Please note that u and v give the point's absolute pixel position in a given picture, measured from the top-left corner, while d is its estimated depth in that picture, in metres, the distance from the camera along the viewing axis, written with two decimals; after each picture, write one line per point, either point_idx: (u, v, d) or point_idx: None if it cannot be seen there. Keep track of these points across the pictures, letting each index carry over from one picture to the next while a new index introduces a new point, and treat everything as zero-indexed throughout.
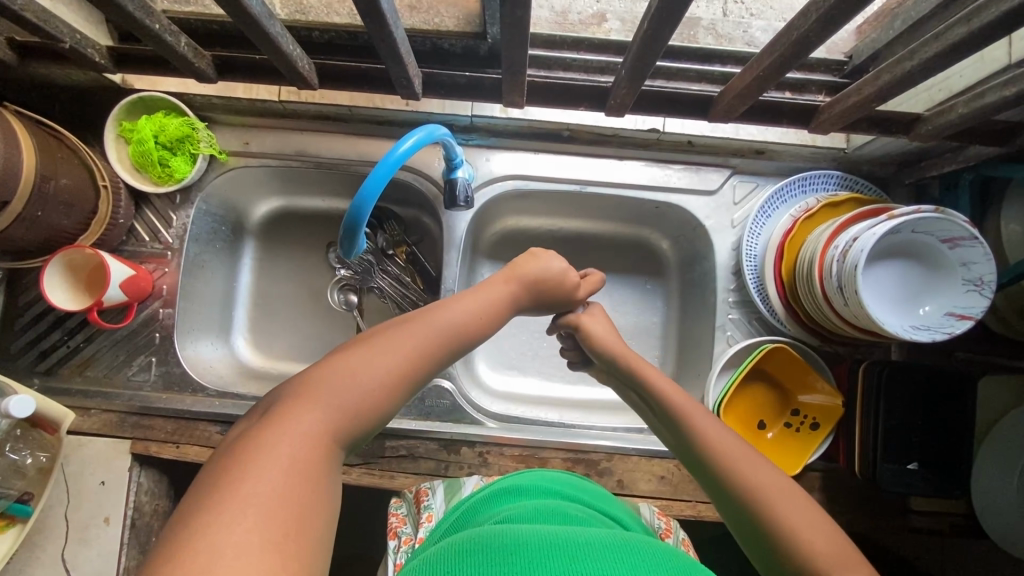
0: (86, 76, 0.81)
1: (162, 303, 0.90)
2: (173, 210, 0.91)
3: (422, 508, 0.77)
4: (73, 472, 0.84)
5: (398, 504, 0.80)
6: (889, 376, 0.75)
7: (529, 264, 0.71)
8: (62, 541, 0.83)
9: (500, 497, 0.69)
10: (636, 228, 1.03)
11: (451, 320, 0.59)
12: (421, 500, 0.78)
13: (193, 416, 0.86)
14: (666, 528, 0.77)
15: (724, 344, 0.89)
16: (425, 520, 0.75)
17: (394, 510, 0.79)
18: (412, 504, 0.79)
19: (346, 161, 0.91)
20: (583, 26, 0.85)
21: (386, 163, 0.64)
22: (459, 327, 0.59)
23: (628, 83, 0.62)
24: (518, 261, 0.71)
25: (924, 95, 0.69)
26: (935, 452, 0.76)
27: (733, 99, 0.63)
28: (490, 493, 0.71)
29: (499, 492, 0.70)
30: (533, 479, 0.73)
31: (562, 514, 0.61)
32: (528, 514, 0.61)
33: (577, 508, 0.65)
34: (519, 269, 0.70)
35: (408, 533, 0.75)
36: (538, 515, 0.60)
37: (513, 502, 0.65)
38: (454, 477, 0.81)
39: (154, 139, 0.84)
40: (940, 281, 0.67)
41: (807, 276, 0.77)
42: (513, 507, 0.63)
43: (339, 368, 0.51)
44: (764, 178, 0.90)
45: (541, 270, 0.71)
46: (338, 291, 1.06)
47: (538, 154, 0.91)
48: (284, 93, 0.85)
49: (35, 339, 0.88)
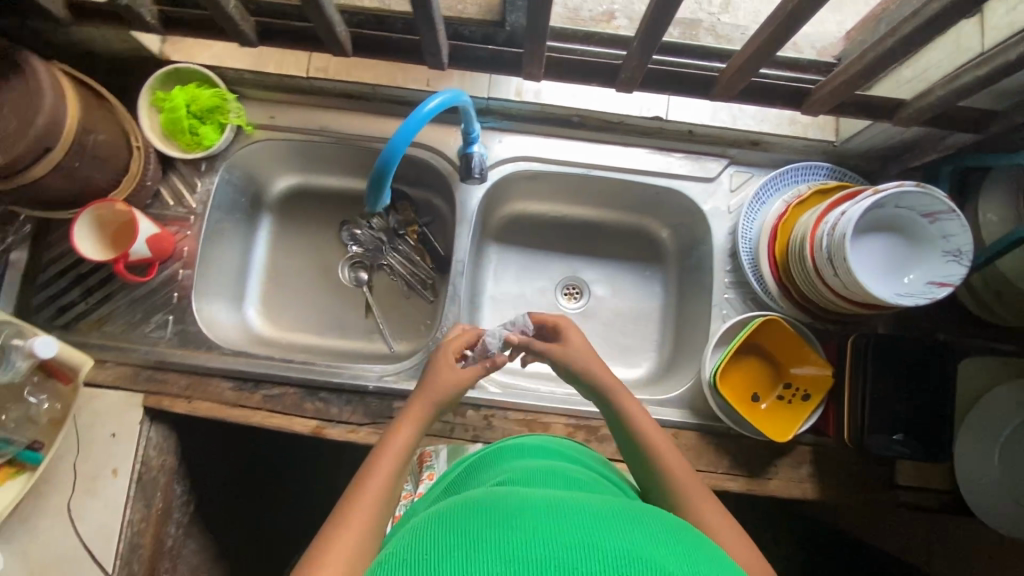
0: (127, 44, 0.86)
1: (182, 264, 0.92)
2: (198, 176, 0.94)
3: (423, 467, 0.82)
4: (84, 424, 0.86)
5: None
6: (875, 349, 0.80)
7: (438, 372, 0.70)
8: (72, 489, 0.85)
9: (494, 459, 0.71)
10: (638, 217, 1.08)
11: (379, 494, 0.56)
12: (424, 460, 0.83)
13: (206, 371, 0.88)
14: None
15: (720, 322, 0.94)
16: (425, 478, 0.81)
17: None
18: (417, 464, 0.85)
19: (365, 137, 0.96)
20: (593, 22, 0.92)
21: (414, 118, 0.67)
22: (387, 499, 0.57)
23: (640, 55, 0.67)
24: (432, 379, 0.70)
25: (907, 86, 0.76)
26: (923, 425, 0.80)
27: (733, 76, 0.69)
28: (481, 456, 0.73)
29: (489, 455, 0.73)
30: (527, 441, 0.76)
31: (557, 474, 0.64)
32: (527, 475, 0.62)
33: (569, 468, 0.67)
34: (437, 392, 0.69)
35: (409, 491, 0.84)
36: (535, 474, 0.63)
37: (510, 464, 0.67)
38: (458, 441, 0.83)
39: (186, 108, 0.89)
40: (922, 254, 0.73)
41: (799, 254, 0.82)
42: (512, 470, 0.64)
43: None
44: (759, 169, 0.96)
45: (457, 375, 0.71)
46: (349, 267, 1.10)
47: (548, 138, 0.96)
48: (312, 69, 0.91)
49: (56, 294, 0.91)
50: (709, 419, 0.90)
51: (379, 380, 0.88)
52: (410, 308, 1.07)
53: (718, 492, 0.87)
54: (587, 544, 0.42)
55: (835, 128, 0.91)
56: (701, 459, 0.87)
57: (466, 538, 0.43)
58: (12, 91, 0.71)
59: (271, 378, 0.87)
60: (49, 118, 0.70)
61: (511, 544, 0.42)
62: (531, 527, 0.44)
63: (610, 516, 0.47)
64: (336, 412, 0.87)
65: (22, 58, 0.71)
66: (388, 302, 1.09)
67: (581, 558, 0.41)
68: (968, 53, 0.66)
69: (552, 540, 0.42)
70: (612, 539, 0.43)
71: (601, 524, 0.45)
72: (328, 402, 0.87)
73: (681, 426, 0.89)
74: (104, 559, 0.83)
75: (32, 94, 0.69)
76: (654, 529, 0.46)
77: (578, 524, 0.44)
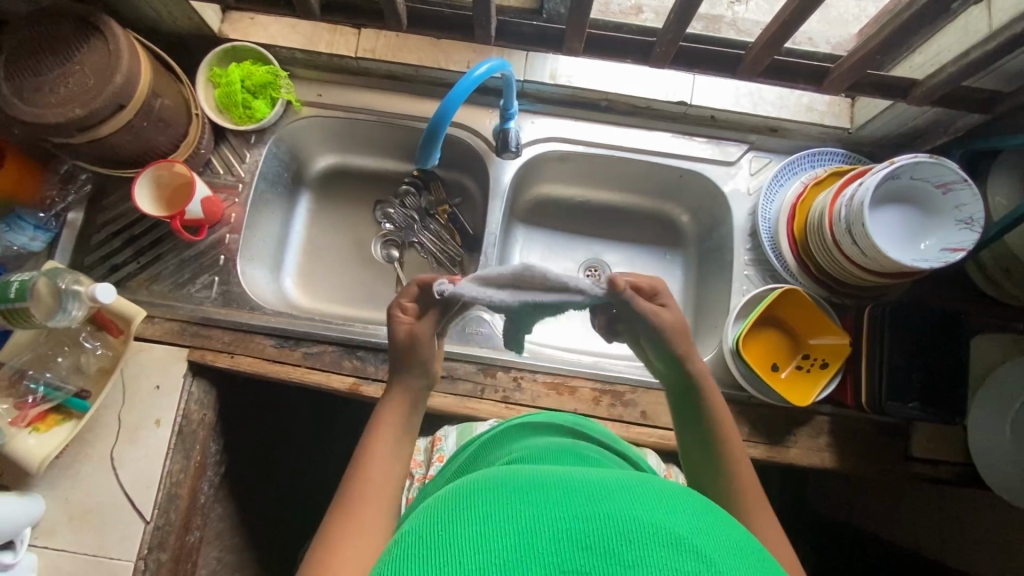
0: (190, 20, 0.93)
1: (230, 229, 0.97)
2: (248, 148, 1.00)
3: (434, 450, 0.86)
4: (130, 376, 0.89)
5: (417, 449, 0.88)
6: (890, 318, 0.84)
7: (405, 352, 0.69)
8: (115, 438, 0.88)
9: (505, 442, 0.71)
10: (660, 202, 1.12)
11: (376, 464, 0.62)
12: (434, 444, 0.87)
13: (249, 329, 0.92)
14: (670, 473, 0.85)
15: (740, 297, 0.97)
16: (436, 460, 0.84)
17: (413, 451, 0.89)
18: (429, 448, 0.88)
19: (406, 117, 1.02)
20: (622, 15, 0.99)
21: (467, 80, 0.71)
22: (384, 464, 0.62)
23: (675, 31, 0.72)
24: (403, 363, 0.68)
25: (918, 71, 0.81)
26: (935, 391, 0.84)
27: (759, 52, 0.74)
28: (491, 437, 0.74)
29: (496, 438, 0.73)
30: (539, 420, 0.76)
31: (568, 456, 0.62)
32: (540, 455, 0.62)
33: (580, 449, 0.66)
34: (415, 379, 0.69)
35: (421, 471, 0.85)
36: (547, 456, 0.62)
37: (522, 445, 0.67)
38: (466, 423, 0.86)
39: (241, 82, 0.95)
40: (935, 223, 0.77)
41: (817, 227, 0.86)
42: (526, 450, 0.64)
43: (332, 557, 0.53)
44: (777, 155, 1.01)
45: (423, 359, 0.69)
46: (381, 244, 1.14)
47: (577, 122, 1.02)
48: (361, 50, 0.97)
49: (107, 254, 0.95)
50: (731, 388, 0.93)
51: None
52: None
53: None
54: (594, 512, 0.39)
55: (850, 116, 0.97)
56: None
57: (471, 509, 0.42)
58: (91, 51, 0.76)
59: (311, 336, 0.91)
60: (125, 77, 0.76)
61: (516, 516, 0.40)
62: (539, 497, 0.42)
63: (622, 482, 0.44)
64: (373, 370, 0.90)
65: (100, 21, 0.77)
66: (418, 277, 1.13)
67: (590, 524, 0.38)
68: (977, 36, 0.72)
69: (558, 510, 0.40)
70: (622, 504, 0.40)
71: (612, 490, 0.42)
72: (365, 360, 0.91)
73: None
74: (143, 506, 0.86)
75: (112, 53, 0.75)
76: (667, 492, 0.43)
77: (589, 491, 0.42)
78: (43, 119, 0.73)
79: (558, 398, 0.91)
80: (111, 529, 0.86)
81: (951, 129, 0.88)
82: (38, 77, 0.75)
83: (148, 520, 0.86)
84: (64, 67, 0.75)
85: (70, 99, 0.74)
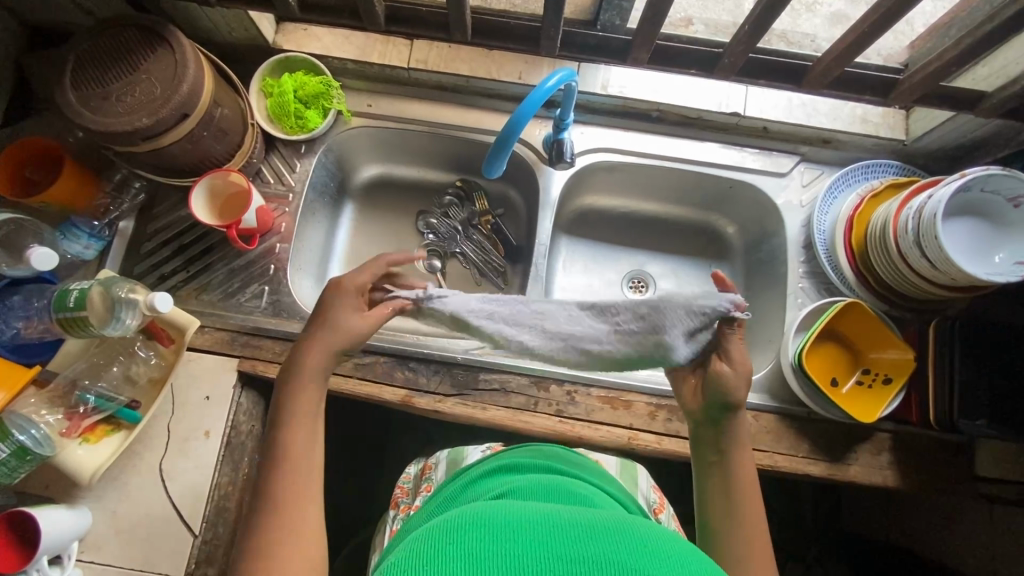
0: (246, 32, 0.94)
1: (280, 239, 0.97)
2: (298, 158, 1.00)
3: (423, 479, 0.84)
4: (180, 386, 0.88)
5: (406, 476, 0.89)
6: (959, 331, 0.82)
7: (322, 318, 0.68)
8: (164, 451, 0.86)
9: (496, 476, 0.67)
10: (706, 213, 1.11)
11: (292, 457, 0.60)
12: (425, 473, 0.85)
13: (300, 339, 0.91)
14: (659, 503, 0.82)
15: (795, 311, 0.95)
16: (424, 489, 0.82)
17: (402, 482, 0.88)
18: (418, 476, 0.87)
19: (456, 127, 1.02)
20: (672, 27, 1.00)
21: (539, 91, 0.70)
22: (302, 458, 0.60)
23: (747, 41, 0.71)
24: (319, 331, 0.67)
25: (983, 84, 0.81)
26: (1007, 411, 0.81)
27: (829, 64, 0.74)
28: (485, 471, 0.69)
29: (483, 474, 0.69)
30: (524, 456, 0.71)
31: (560, 487, 0.61)
32: (536, 490, 0.60)
33: (568, 481, 0.64)
34: (327, 341, 0.66)
35: (406, 502, 0.84)
36: (540, 491, 0.60)
37: (516, 475, 0.66)
38: (456, 449, 0.84)
39: (294, 93, 0.96)
40: (1007, 236, 0.76)
41: (880, 240, 0.85)
42: (519, 479, 0.63)
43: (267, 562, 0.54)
44: (829, 167, 1.00)
45: (352, 326, 0.67)
46: (424, 255, 1.13)
47: (626, 132, 1.02)
48: (413, 61, 0.98)
49: (158, 263, 0.95)
50: (790, 403, 0.90)
51: (465, 352, 0.91)
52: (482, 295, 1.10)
53: (798, 475, 0.87)
54: (580, 555, 0.43)
55: (905, 128, 0.96)
56: (782, 442, 0.88)
57: (461, 541, 0.45)
58: (158, 60, 0.76)
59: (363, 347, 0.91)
60: (191, 87, 0.76)
61: (503, 554, 0.43)
62: (524, 534, 0.45)
63: (607, 524, 0.47)
64: (425, 381, 0.89)
65: (168, 31, 0.77)
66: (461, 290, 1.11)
67: (573, 566, 0.42)
68: None
69: (543, 552, 0.43)
70: (604, 548, 0.44)
71: (603, 535, 0.45)
72: (417, 372, 0.90)
73: (762, 408, 0.90)
74: (192, 519, 0.84)
75: (179, 64, 0.75)
76: (651, 543, 0.46)
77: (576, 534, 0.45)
78: (109, 127, 0.73)
79: (613, 413, 0.89)
80: (159, 543, 0.84)
81: (1013, 141, 0.87)
82: (105, 85, 0.75)
83: (196, 534, 0.84)
84: (131, 76, 0.75)
85: (136, 108, 0.74)
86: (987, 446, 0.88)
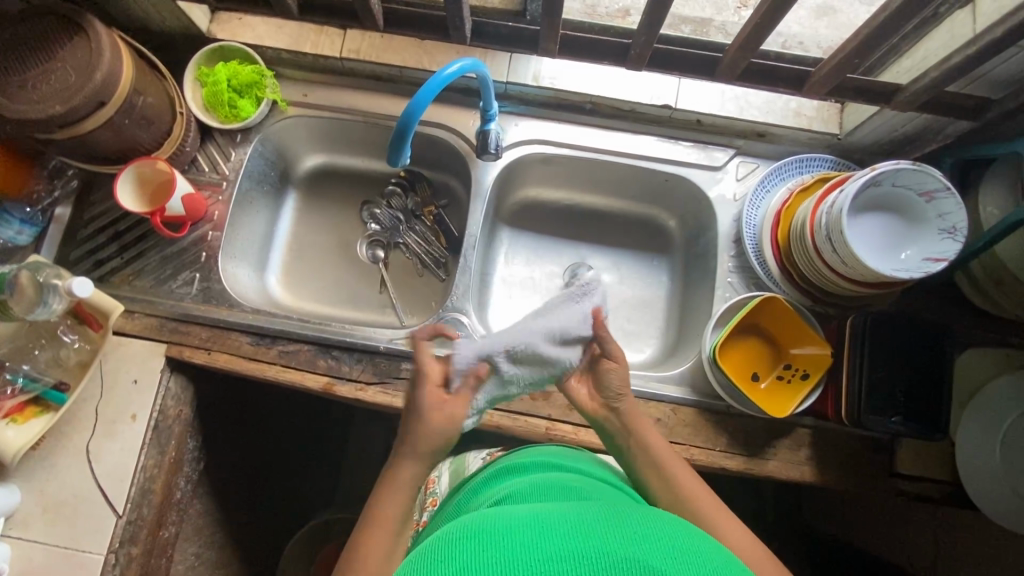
0: (179, 21, 0.95)
1: (212, 227, 0.98)
2: (233, 147, 1.01)
3: (428, 494, 0.84)
4: (109, 369, 0.90)
5: None
6: (870, 328, 0.82)
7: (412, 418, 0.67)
8: (91, 433, 0.88)
9: (494, 481, 0.68)
10: (646, 207, 1.11)
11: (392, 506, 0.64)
12: (429, 487, 0.85)
13: (227, 325, 0.93)
14: None
15: (722, 304, 0.95)
16: (429, 505, 0.82)
17: None
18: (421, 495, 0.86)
19: (390, 117, 1.02)
20: (609, 17, 0.97)
21: (436, 79, 0.71)
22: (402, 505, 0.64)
23: (647, 32, 0.73)
24: (412, 430, 0.66)
25: (902, 77, 0.80)
26: (917, 408, 0.81)
27: (736, 54, 0.75)
28: (483, 480, 0.69)
29: (484, 481, 0.69)
30: (532, 459, 0.71)
31: (553, 484, 0.62)
32: (530, 491, 0.60)
33: (568, 479, 0.64)
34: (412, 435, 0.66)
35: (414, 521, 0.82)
36: (536, 492, 0.60)
37: (513, 479, 0.65)
38: (458, 458, 0.86)
39: (227, 82, 0.96)
40: (918, 231, 0.76)
41: (799, 235, 0.84)
42: (512, 484, 0.63)
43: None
44: (764, 160, 0.99)
45: (437, 421, 0.66)
46: (367, 245, 1.14)
47: (561, 124, 1.01)
48: (345, 51, 0.98)
49: (93, 249, 0.96)
50: (710, 397, 0.91)
51: (389, 342, 0.92)
52: (422, 285, 1.10)
53: (715, 469, 0.87)
54: (566, 552, 0.42)
55: (839, 121, 0.95)
56: (700, 435, 0.88)
57: (446, 560, 0.43)
58: (74, 48, 0.77)
59: (288, 334, 0.92)
60: (105, 75, 0.77)
61: (489, 561, 0.42)
62: (512, 540, 0.43)
63: (594, 519, 0.47)
64: (347, 369, 0.91)
65: (85, 19, 0.78)
66: (403, 280, 1.12)
67: (565, 565, 0.41)
68: (960, 40, 0.70)
69: (535, 555, 0.42)
70: (591, 540, 0.43)
71: (590, 529, 0.45)
72: (340, 360, 0.92)
73: (681, 402, 0.90)
74: (117, 499, 0.87)
75: (94, 52, 0.76)
76: (642, 533, 0.45)
77: (562, 530, 0.44)
78: (25, 115, 0.75)
79: (533, 403, 0.90)
80: (84, 521, 0.86)
81: (940, 136, 0.85)
82: (22, 73, 0.76)
83: (120, 514, 0.86)
84: (48, 63, 0.76)
85: (51, 96, 0.75)
86: (910, 444, 0.86)
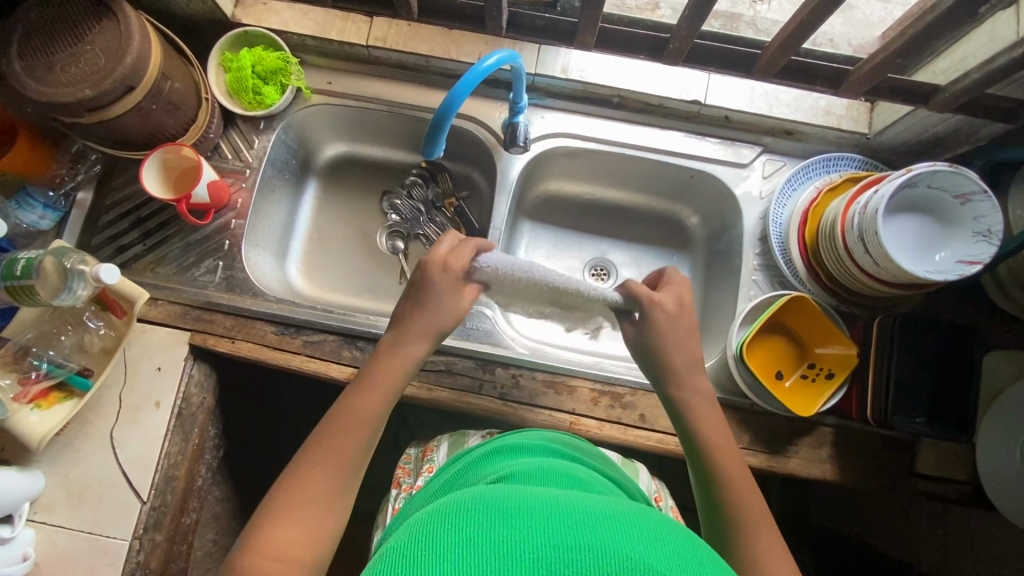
0: (205, 5, 0.93)
1: (235, 215, 0.98)
2: (257, 134, 1.00)
3: (425, 461, 0.84)
4: (133, 356, 0.90)
5: (407, 457, 0.88)
6: (900, 330, 0.82)
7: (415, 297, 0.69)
8: (116, 418, 0.88)
9: (492, 460, 0.67)
10: (669, 203, 1.10)
11: (389, 372, 0.65)
12: (427, 454, 0.85)
13: (251, 314, 0.93)
14: (658, 494, 0.82)
15: (746, 302, 0.95)
16: (425, 470, 0.82)
17: (402, 463, 0.88)
18: (418, 458, 0.87)
19: (413, 107, 1.01)
20: (638, 10, 0.95)
21: (475, 71, 0.70)
22: (398, 376, 0.65)
23: (688, 26, 0.72)
24: (410, 310, 0.68)
25: (939, 76, 0.80)
26: (943, 409, 0.82)
27: (776, 51, 0.75)
28: (483, 455, 0.69)
29: (485, 457, 0.68)
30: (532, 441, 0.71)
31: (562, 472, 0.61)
32: (534, 473, 0.60)
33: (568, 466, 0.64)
34: (421, 319, 0.67)
35: (409, 481, 0.83)
36: (547, 478, 0.59)
37: (516, 458, 0.65)
38: (457, 432, 0.85)
39: (251, 68, 0.95)
40: (952, 233, 0.76)
41: (828, 234, 0.84)
42: (518, 462, 0.63)
43: (346, 429, 0.61)
44: (791, 159, 0.99)
45: (446, 307, 0.68)
46: (386, 235, 1.13)
47: (589, 118, 1.00)
48: (371, 38, 0.97)
49: (115, 235, 0.96)
50: (732, 394, 0.91)
51: None
52: None
53: None
54: (574, 543, 0.40)
55: (868, 121, 0.94)
56: None
57: (449, 531, 0.42)
58: (102, 30, 0.76)
59: (312, 324, 0.92)
60: (135, 59, 0.76)
61: (497, 541, 0.41)
62: (517, 521, 0.42)
63: (608, 511, 0.45)
64: None
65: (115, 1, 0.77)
66: None
67: (569, 556, 0.39)
68: (1004, 42, 0.69)
69: (540, 540, 0.40)
70: (602, 533, 0.41)
71: (602, 521, 0.43)
72: (364, 351, 0.91)
73: None
74: (140, 485, 0.86)
75: (123, 36, 0.75)
76: (652, 531, 0.43)
77: (573, 518, 0.43)
78: (52, 99, 0.74)
79: (556, 397, 0.90)
80: (108, 507, 0.86)
81: (972, 138, 0.86)
82: (51, 54, 0.75)
83: (144, 501, 0.86)
84: (76, 46, 0.75)
85: (80, 79, 0.74)
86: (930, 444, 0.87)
